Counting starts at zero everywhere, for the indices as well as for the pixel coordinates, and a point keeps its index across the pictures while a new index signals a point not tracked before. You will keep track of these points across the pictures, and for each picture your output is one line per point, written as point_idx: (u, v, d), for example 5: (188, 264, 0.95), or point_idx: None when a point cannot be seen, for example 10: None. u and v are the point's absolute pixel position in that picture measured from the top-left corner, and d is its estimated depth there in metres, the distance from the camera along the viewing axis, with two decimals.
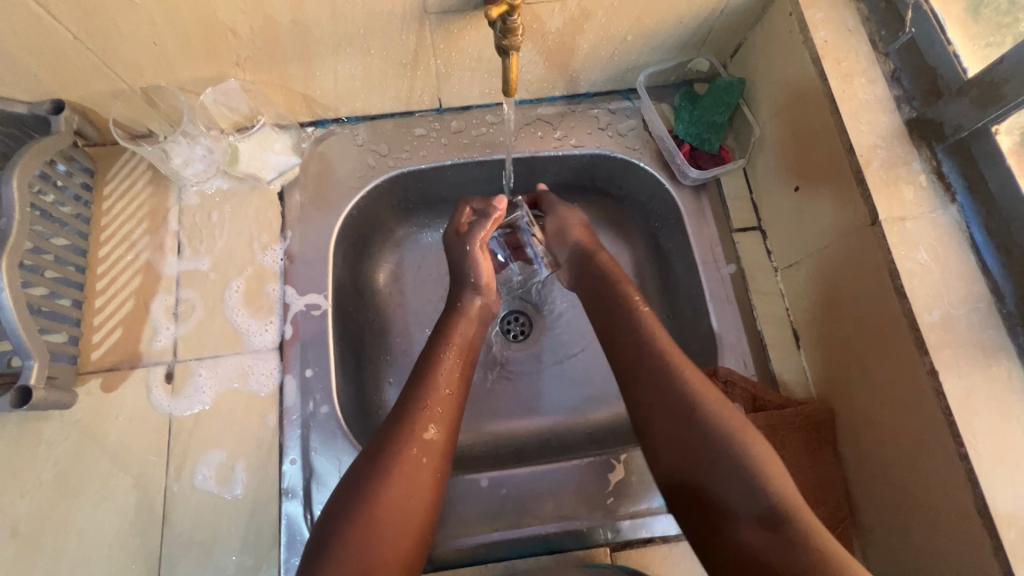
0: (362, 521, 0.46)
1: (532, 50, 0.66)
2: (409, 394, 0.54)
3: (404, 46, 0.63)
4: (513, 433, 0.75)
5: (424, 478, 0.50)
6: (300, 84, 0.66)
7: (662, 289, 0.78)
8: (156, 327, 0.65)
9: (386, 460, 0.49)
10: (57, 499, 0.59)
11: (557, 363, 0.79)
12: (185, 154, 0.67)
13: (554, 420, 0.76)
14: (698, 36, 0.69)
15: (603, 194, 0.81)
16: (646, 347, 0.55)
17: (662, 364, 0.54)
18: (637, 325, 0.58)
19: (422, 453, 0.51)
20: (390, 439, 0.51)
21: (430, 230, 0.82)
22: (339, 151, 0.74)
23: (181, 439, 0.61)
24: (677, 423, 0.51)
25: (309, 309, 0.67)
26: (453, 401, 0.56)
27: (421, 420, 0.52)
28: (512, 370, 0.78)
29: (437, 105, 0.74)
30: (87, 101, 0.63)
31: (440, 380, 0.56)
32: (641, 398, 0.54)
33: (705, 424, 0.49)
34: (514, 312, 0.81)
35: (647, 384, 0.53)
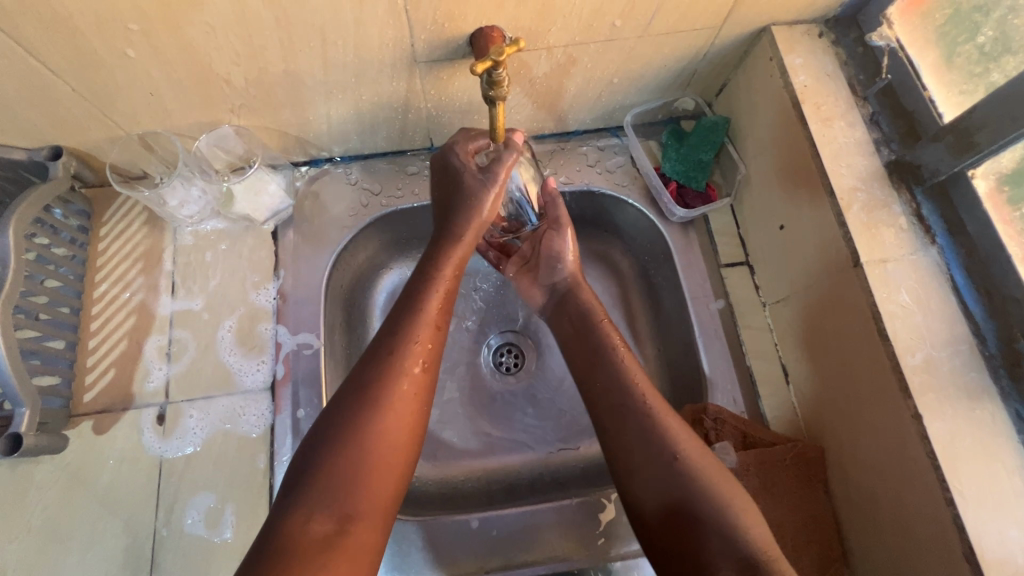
0: (354, 452, 0.46)
1: (520, 93, 0.68)
2: (399, 328, 0.53)
3: (395, 92, 0.64)
4: (506, 469, 0.74)
5: (412, 410, 0.50)
6: (293, 127, 0.68)
7: (652, 323, 0.79)
8: (149, 367, 0.66)
9: (379, 396, 0.49)
10: (45, 544, 0.58)
11: (549, 397, 0.79)
12: (180, 196, 0.68)
13: (545, 455, 0.75)
14: (683, 78, 0.71)
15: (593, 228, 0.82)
16: (629, 391, 0.55)
17: (640, 406, 0.54)
18: (618, 369, 0.58)
19: (411, 386, 0.51)
20: (380, 371, 0.50)
21: None
22: (332, 190, 0.75)
23: (171, 482, 0.61)
24: (655, 467, 0.51)
25: (300, 348, 0.67)
26: (439, 337, 0.55)
27: (410, 355, 0.52)
28: (505, 404, 0.78)
29: (428, 144, 0.76)
30: (85, 147, 0.65)
31: (428, 315, 0.55)
32: (622, 440, 0.54)
33: (683, 474, 0.49)
34: (504, 343, 0.81)
35: (613, 403, 0.55)
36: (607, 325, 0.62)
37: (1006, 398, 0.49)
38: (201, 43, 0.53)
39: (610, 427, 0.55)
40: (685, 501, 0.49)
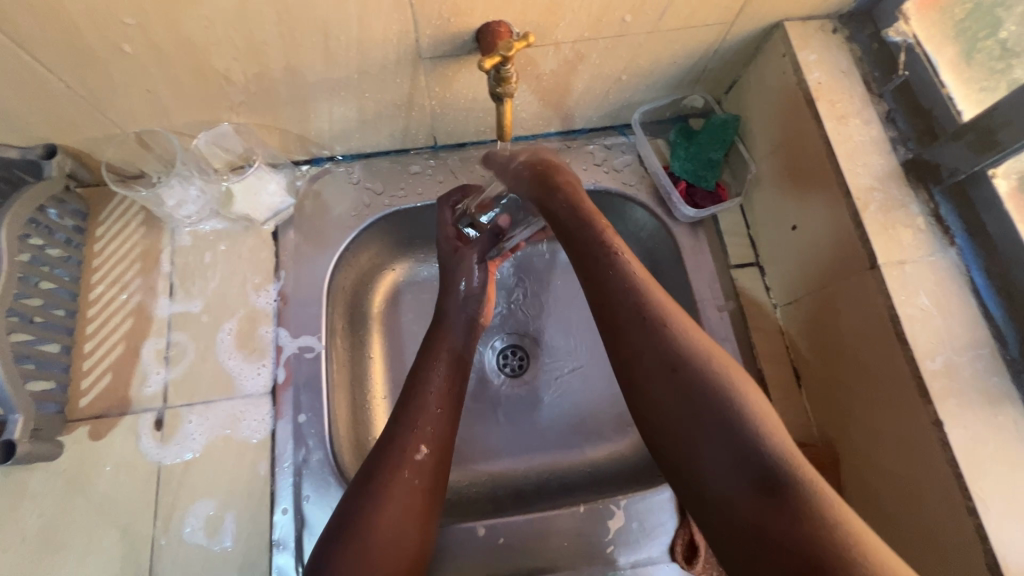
0: (360, 547, 0.47)
1: (527, 90, 0.66)
2: (399, 419, 0.56)
3: (398, 89, 0.63)
4: (511, 474, 0.73)
5: (416, 501, 0.52)
6: (294, 125, 0.66)
7: None
8: (146, 371, 0.64)
9: (379, 485, 0.51)
10: (40, 554, 0.57)
11: (555, 401, 0.77)
12: (178, 196, 0.67)
13: (552, 461, 0.74)
14: (692, 75, 0.69)
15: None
16: (629, 288, 0.47)
17: (639, 306, 0.46)
18: (616, 266, 0.48)
19: (414, 475, 0.53)
20: (385, 458, 0.53)
21: (426, 264, 0.81)
22: (334, 189, 0.73)
23: (170, 489, 0.60)
24: (658, 374, 0.44)
25: (302, 351, 0.66)
26: (443, 420, 0.58)
27: (414, 441, 0.55)
28: (510, 408, 0.77)
29: (432, 143, 0.74)
30: (80, 145, 0.63)
31: (430, 402, 0.58)
32: (624, 343, 0.46)
33: (701, 385, 0.43)
34: (508, 347, 0.80)
35: (611, 295, 0.48)
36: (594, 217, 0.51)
37: None
38: (200, 39, 0.51)
39: (611, 334, 0.47)
40: (702, 414, 0.42)
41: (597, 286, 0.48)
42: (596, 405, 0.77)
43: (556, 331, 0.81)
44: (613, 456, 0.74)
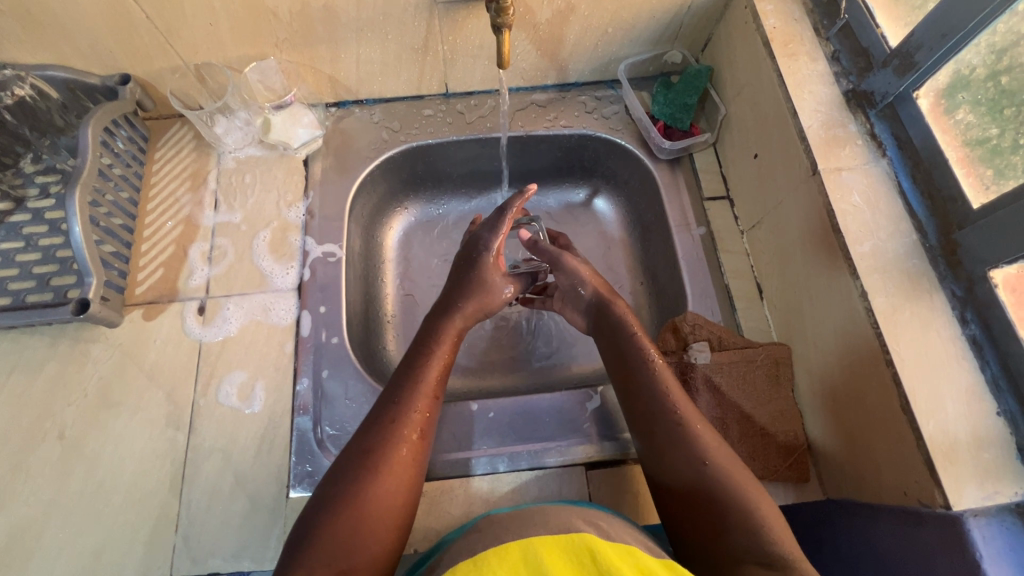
0: (350, 508, 0.52)
1: (525, 38, 0.77)
2: (400, 399, 0.61)
3: (416, 32, 0.74)
4: (503, 381, 0.82)
5: (407, 479, 0.57)
6: (327, 65, 0.78)
7: (643, 256, 0.87)
8: (193, 268, 0.75)
9: (382, 457, 0.56)
10: (100, 408, 0.67)
11: (546, 323, 0.86)
12: (226, 124, 0.80)
13: (541, 373, 0.83)
14: (671, 31, 0.80)
15: (590, 174, 0.91)
16: (663, 394, 0.61)
17: (675, 414, 0.59)
18: (653, 374, 0.63)
19: (409, 455, 0.58)
20: (390, 435, 0.58)
21: (436, 203, 0.92)
22: (357, 127, 0.84)
23: (209, 361, 0.69)
24: (686, 468, 0.56)
25: (326, 256, 0.76)
26: (434, 406, 0.63)
27: (411, 424, 0.59)
28: (507, 328, 0.86)
29: (444, 91, 0.86)
30: (149, 76, 0.75)
31: (428, 387, 0.63)
32: (661, 441, 0.59)
33: (708, 470, 0.55)
34: None
35: (659, 400, 0.61)
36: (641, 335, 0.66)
37: (943, 281, 0.56)
38: None
39: (643, 415, 0.61)
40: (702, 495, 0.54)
41: (641, 392, 0.62)
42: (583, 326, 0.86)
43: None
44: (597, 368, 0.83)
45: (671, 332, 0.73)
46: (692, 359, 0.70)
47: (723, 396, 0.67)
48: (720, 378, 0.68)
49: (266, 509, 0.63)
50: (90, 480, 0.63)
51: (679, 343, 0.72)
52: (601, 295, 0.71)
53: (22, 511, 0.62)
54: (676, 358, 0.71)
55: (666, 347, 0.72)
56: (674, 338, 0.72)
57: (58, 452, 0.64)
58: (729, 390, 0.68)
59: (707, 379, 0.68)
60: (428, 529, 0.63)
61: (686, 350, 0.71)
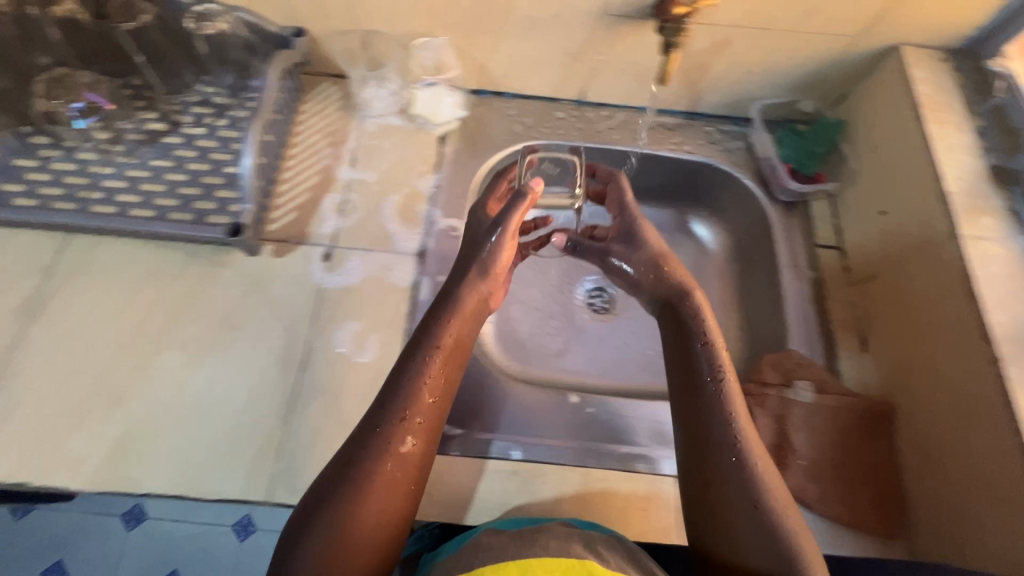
0: (333, 524, 0.49)
1: (674, 63, 0.81)
2: (398, 408, 0.55)
3: (576, 37, 0.78)
4: (588, 380, 0.88)
5: (394, 490, 0.52)
6: (482, 54, 0.82)
7: (739, 288, 0.89)
8: (324, 216, 0.78)
9: (367, 471, 0.52)
10: (223, 329, 0.70)
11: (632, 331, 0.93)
12: (374, 93, 0.85)
13: (623, 377, 0.89)
14: (811, 81, 0.83)
15: (696, 204, 0.95)
16: (723, 414, 0.57)
17: (738, 444, 0.56)
18: (722, 391, 0.59)
19: (396, 466, 0.53)
20: (382, 449, 0.53)
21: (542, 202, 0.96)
22: (492, 116, 0.88)
23: (328, 306, 0.72)
24: (736, 515, 0.53)
25: (449, 229, 0.79)
26: (436, 407, 0.57)
27: (399, 432, 0.54)
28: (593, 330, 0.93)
29: (579, 98, 0.89)
30: (319, 33, 0.80)
31: (430, 389, 0.57)
32: (715, 478, 0.55)
33: (769, 520, 0.52)
34: (597, 287, 0.96)
35: (719, 421, 0.57)
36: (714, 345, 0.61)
37: None
38: None
39: (705, 446, 0.57)
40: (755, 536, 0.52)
41: (707, 407, 0.58)
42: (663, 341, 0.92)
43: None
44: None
45: (771, 365, 0.73)
46: (794, 396, 0.69)
47: (821, 439, 0.68)
48: (819, 419, 0.69)
49: None
50: (206, 394, 0.66)
51: (779, 378, 0.72)
52: (676, 289, 0.66)
53: (139, 411, 0.64)
54: (777, 391, 0.70)
55: (765, 379, 0.72)
56: (774, 371, 0.72)
57: (179, 362, 0.67)
58: (826, 433, 0.68)
59: (806, 417, 0.69)
60: (518, 508, 0.64)
61: (787, 386, 0.71)
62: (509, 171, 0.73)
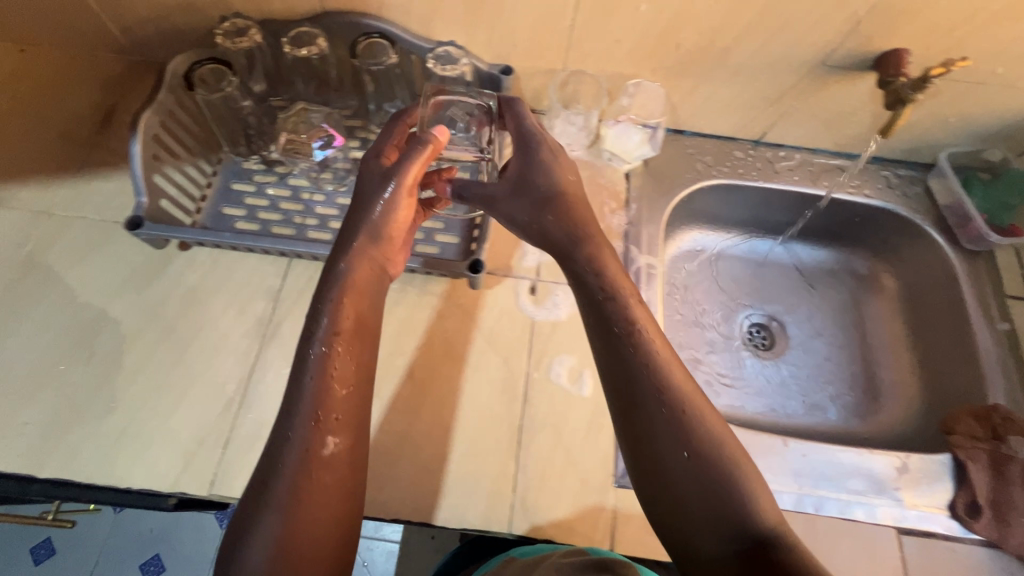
0: (275, 535, 0.50)
1: (872, 110, 0.81)
2: (300, 406, 0.55)
3: (781, 84, 0.79)
4: (760, 420, 0.88)
5: (324, 494, 0.52)
6: (678, 95, 0.84)
7: (909, 331, 0.91)
8: (526, 249, 0.80)
9: (281, 490, 0.51)
10: (445, 359, 0.72)
11: (796, 368, 0.93)
12: (561, 129, 0.86)
13: (793, 416, 0.88)
14: (1004, 132, 0.84)
15: (857, 244, 0.97)
16: (656, 370, 0.55)
17: (680, 412, 0.54)
18: (638, 340, 0.57)
19: (326, 471, 0.53)
20: (292, 456, 0.52)
21: (702, 238, 0.98)
22: (673, 152, 0.90)
23: (540, 339, 0.74)
24: (709, 513, 0.50)
25: (649, 268, 0.81)
26: (350, 397, 0.56)
27: (321, 436, 0.53)
28: (757, 367, 0.93)
29: (758, 138, 0.91)
30: (523, 71, 0.82)
31: (336, 380, 0.56)
32: (658, 458, 0.53)
33: (728, 501, 0.51)
34: (756, 324, 0.97)
35: (653, 381, 0.55)
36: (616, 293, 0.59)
37: None
38: (688, 15, 0.70)
39: (641, 418, 0.55)
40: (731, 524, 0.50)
41: (631, 364, 0.56)
42: (830, 380, 0.92)
43: (802, 320, 0.96)
44: (845, 429, 0.87)
45: (974, 418, 0.74)
46: (1010, 451, 0.70)
47: None
48: None
49: (595, 492, 0.66)
50: (439, 423, 0.69)
51: (987, 433, 0.72)
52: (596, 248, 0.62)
53: (377, 439, 0.67)
54: (990, 446, 0.71)
55: (973, 433, 0.72)
56: (980, 426, 0.73)
57: (408, 392, 0.70)
58: None
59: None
60: None
61: (1000, 441, 0.71)
62: (408, 115, 0.68)
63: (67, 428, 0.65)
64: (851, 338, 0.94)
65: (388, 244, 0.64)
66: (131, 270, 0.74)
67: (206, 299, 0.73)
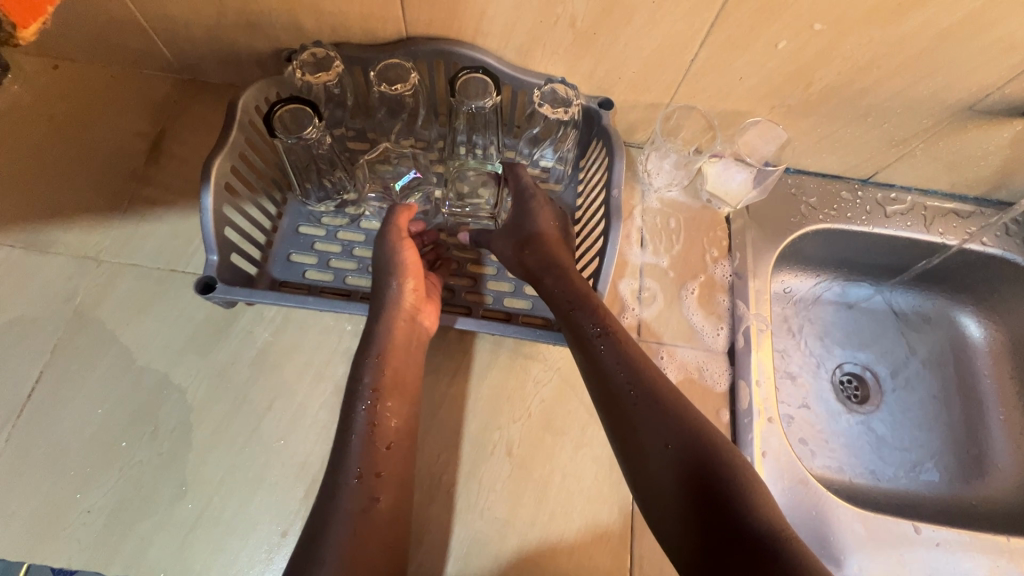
0: None
1: (1007, 155, 0.74)
2: (336, 463, 0.53)
3: (913, 127, 0.71)
4: (861, 488, 0.80)
5: (371, 550, 0.49)
6: (792, 133, 0.76)
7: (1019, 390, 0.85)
8: (624, 305, 0.73)
9: (331, 551, 0.47)
10: (545, 432, 0.66)
11: (893, 427, 0.85)
12: (655, 166, 0.80)
13: (892, 481, 0.81)
14: None
15: (960, 291, 0.89)
16: (625, 363, 0.55)
17: (656, 399, 0.52)
18: (610, 341, 0.56)
19: (371, 527, 0.50)
20: (336, 515, 0.49)
21: (794, 280, 0.90)
22: (776, 193, 0.82)
23: None
24: (706, 507, 0.46)
25: (760, 328, 0.73)
26: (396, 453, 0.55)
27: (370, 491, 0.51)
28: (852, 425, 0.85)
29: (867, 177, 0.83)
30: (622, 106, 0.74)
31: (381, 437, 0.54)
32: (651, 460, 0.50)
33: (728, 505, 0.45)
34: (847, 374, 0.88)
35: (625, 370, 0.54)
36: (592, 297, 0.60)
37: None
38: (830, 56, 0.62)
39: (624, 421, 0.53)
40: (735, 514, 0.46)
41: (600, 358, 0.56)
42: (929, 442, 0.84)
43: (897, 372, 0.88)
44: (949, 496, 0.81)
45: None
46: None
47: None
48: None
49: None
50: (544, 508, 0.63)
51: None
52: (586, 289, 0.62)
53: (478, 525, 0.61)
54: None
55: None
56: None
57: (508, 470, 0.64)
58: None
59: None
60: None
61: None
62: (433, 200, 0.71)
63: (137, 516, 0.58)
64: (951, 396, 0.87)
65: (410, 283, 0.62)
66: (194, 328, 0.66)
67: (280, 362, 0.66)
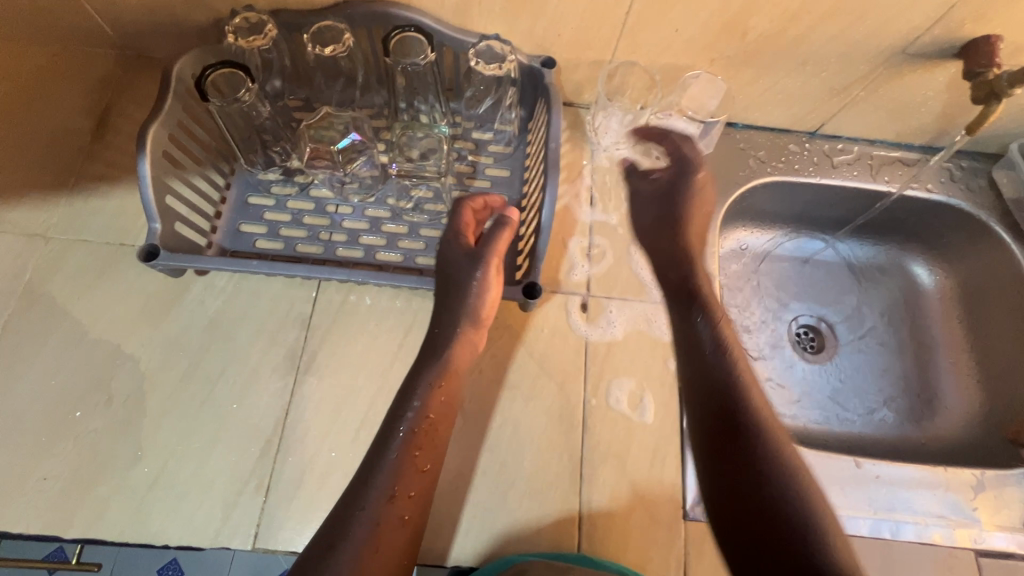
0: None
1: (945, 100, 0.75)
2: (371, 479, 0.52)
3: (851, 74, 0.72)
4: (816, 434, 0.83)
5: (393, 548, 0.50)
6: (736, 86, 0.76)
7: (965, 329, 0.86)
8: (573, 262, 0.74)
9: (347, 556, 0.48)
10: (496, 387, 0.67)
11: (850, 373, 0.87)
12: (603, 124, 0.81)
13: (845, 425, 0.84)
14: None
15: (911, 239, 0.91)
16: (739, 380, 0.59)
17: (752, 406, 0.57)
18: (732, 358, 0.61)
19: (396, 537, 0.51)
20: (357, 523, 0.50)
21: (749, 237, 0.91)
22: (724, 148, 0.83)
23: (597, 361, 0.69)
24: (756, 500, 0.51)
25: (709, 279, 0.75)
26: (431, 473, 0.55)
27: (400, 503, 0.52)
28: (807, 373, 0.87)
29: (814, 130, 0.85)
30: (565, 65, 0.75)
31: (416, 458, 0.54)
32: (735, 457, 0.55)
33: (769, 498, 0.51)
34: (804, 326, 0.90)
35: (732, 385, 0.59)
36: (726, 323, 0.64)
37: None
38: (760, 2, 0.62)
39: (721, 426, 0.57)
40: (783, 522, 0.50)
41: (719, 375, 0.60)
42: (883, 387, 0.86)
43: (851, 322, 0.90)
44: (902, 437, 0.83)
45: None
46: None
47: None
48: None
49: (664, 522, 0.63)
50: (495, 458, 0.64)
51: None
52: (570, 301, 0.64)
53: None
54: None
55: None
56: None
57: (459, 424, 0.65)
58: None
59: None
60: None
61: None
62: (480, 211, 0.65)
63: (94, 482, 0.59)
64: (906, 344, 0.89)
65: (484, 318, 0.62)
66: (144, 299, 0.67)
67: (232, 330, 0.66)
